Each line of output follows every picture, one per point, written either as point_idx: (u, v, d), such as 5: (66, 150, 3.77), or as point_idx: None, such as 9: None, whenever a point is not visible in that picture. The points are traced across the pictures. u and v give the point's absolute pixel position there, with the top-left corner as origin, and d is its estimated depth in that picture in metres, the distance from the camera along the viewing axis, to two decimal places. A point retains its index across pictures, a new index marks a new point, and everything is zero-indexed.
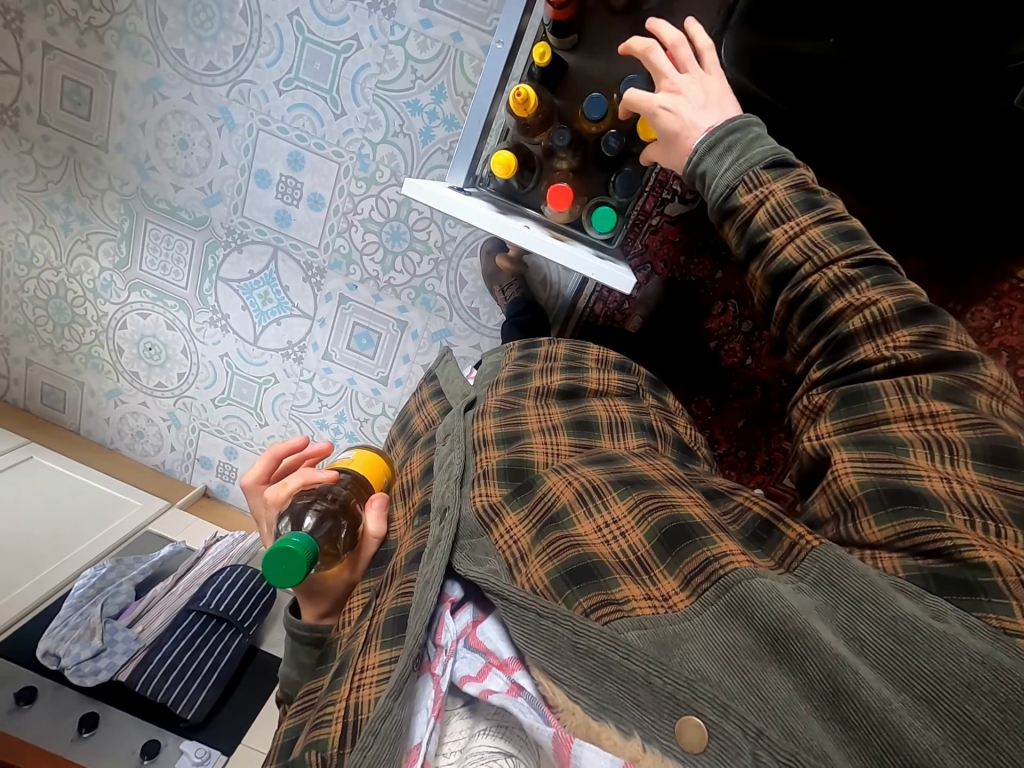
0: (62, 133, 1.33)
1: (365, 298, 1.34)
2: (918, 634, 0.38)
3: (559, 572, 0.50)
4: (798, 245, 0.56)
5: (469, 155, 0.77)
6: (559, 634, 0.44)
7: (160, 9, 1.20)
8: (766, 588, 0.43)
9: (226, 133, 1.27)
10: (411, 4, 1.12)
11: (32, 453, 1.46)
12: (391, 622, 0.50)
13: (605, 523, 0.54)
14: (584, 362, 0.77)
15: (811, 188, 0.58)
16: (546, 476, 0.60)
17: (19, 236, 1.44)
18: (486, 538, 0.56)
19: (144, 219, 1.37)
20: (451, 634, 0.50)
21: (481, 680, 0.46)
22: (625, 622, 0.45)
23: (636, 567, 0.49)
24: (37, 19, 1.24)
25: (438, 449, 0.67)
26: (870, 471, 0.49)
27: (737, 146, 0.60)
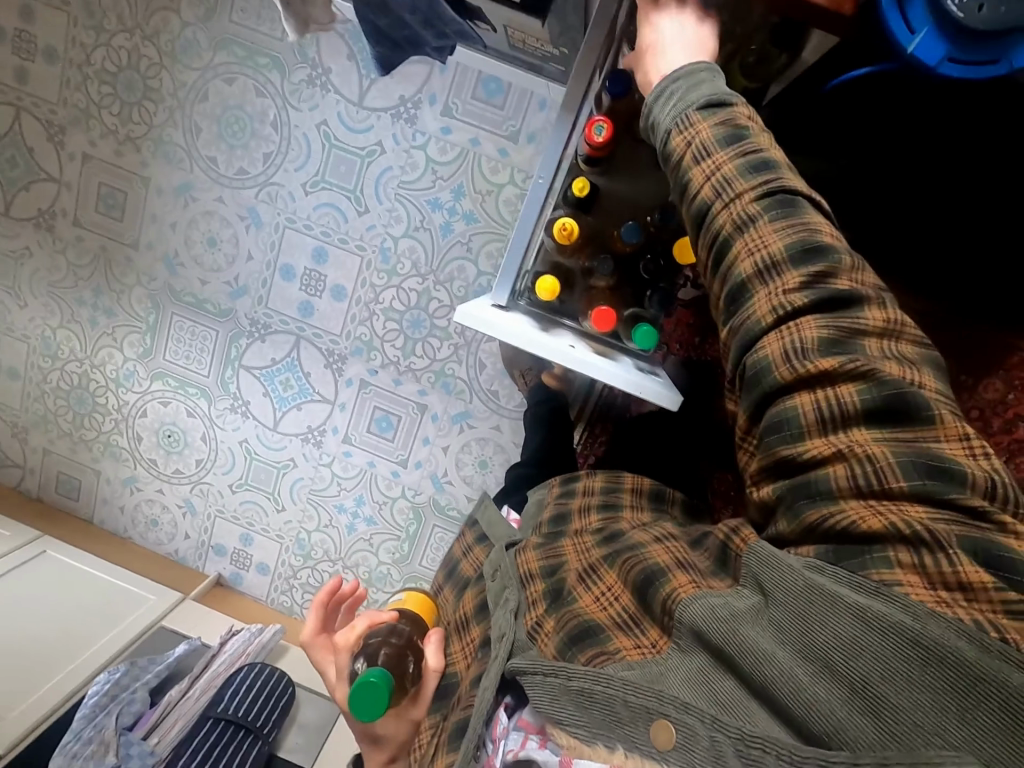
0: (95, 234, 1.39)
1: (385, 382, 1.36)
2: (813, 604, 0.40)
3: (565, 640, 0.52)
4: (714, 186, 0.49)
5: (514, 269, 0.70)
6: (556, 681, 0.47)
7: (194, 121, 1.29)
8: (706, 610, 0.45)
9: (253, 231, 1.32)
10: (432, 114, 1.20)
11: (46, 547, 1.43)
12: (454, 730, 0.55)
13: (603, 592, 0.55)
14: (619, 491, 0.75)
15: (740, 123, 0.49)
16: (566, 570, 0.60)
17: (47, 331, 1.47)
18: (534, 650, 0.53)
19: (169, 312, 1.41)
20: (504, 724, 0.51)
21: (523, 747, 0.47)
22: (617, 664, 0.47)
23: (629, 622, 0.51)
24: (79, 133, 1.33)
25: (489, 586, 0.66)
26: (782, 473, 0.46)
27: (681, 87, 0.52)
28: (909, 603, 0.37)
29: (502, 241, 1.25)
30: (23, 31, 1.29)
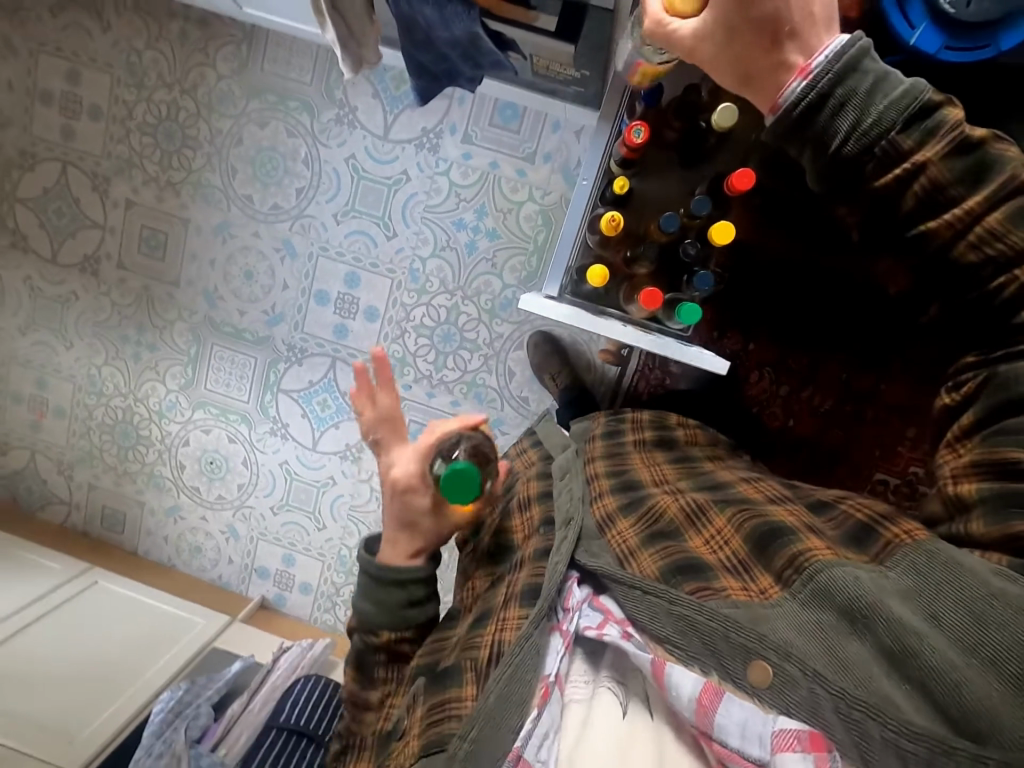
0: (138, 274, 1.47)
1: (419, 396, 1.43)
2: (989, 609, 0.44)
3: (668, 565, 0.56)
4: (971, 239, 0.50)
5: (562, 263, 0.75)
6: (658, 601, 0.53)
7: (231, 164, 1.38)
8: (850, 580, 0.48)
9: (288, 261, 1.41)
10: (453, 142, 1.30)
11: (97, 578, 1.48)
12: (526, 591, 0.59)
13: (713, 536, 0.60)
14: (669, 425, 0.84)
15: (964, 142, 0.49)
16: (656, 497, 0.67)
17: (92, 369, 1.55)
18: (601, 538, 0.63)
19: (210, 343, 1.48)
20: (578, 599, 0.57)
21: (601, 628, 0.53)
22: (720, 600, 0.51)
23: (740, 568, 0.55)
24: (122, 181, 1.42)
25: (556, 481, 0.72)
26: (998, 479, 0.50)
27: (863, 93, 0.50)
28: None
29: (524, 255, 1.33)
30: (70, 94, 1.40)
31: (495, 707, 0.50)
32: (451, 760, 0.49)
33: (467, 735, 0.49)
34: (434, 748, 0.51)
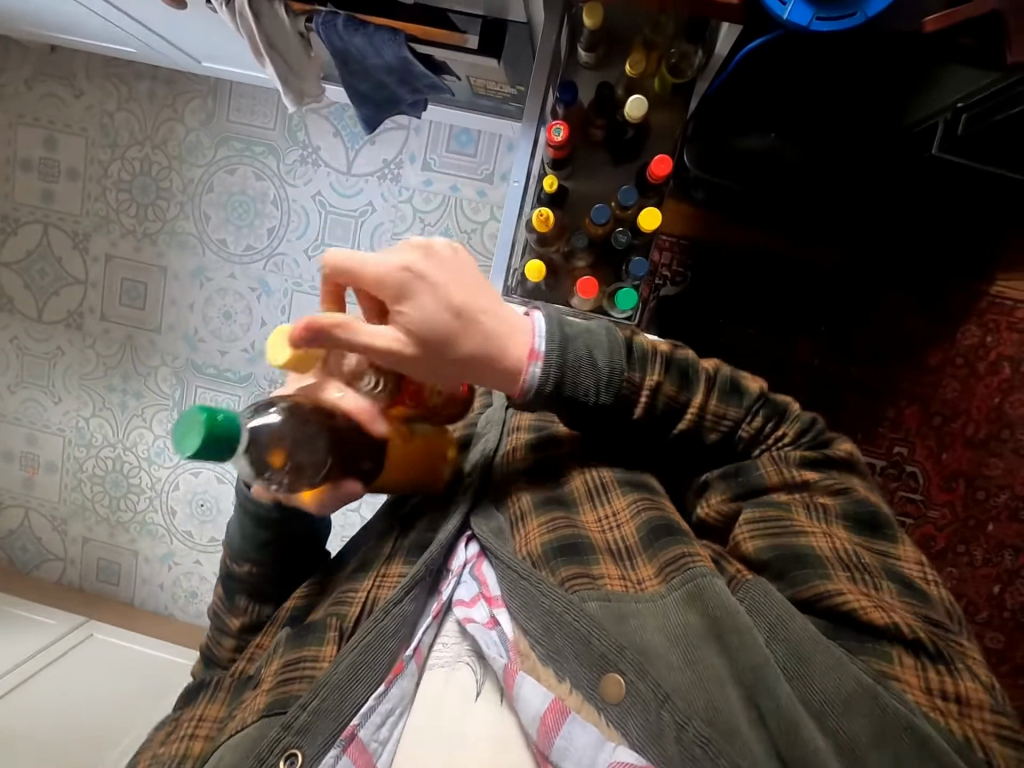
0: (121, 325, 1.51)
1: None
2: (818, 656, 0.49)
3: (551, 544, 0.58)
4: (712, 426, 0.59)
5: (503, 265, 0.78)
6: (528, 590, 0.55)
7: (204, 211, 1.43)
8: (722, 591, 0.53)
9: (264, 299, 1.45)
10: (414, 170, 1.35)
11: (92, 631, 1.47)
12: (414, 547, 0.60)
13: (607, 515, 0.61)
14: None
15: (672, 359, 0.60)
16: (567, 458, 0.66)
17: (81, 421, 1.57)
18: (499, 495, 0.65)
19: (194, 386, 1.51)
20: (461, 561, 0.62)
21: (470, 606, 0.60)
22: (591, 593, 0.55)
23: (624, 554, 0.59)
24: (102, 237, 1.48)
25: (478, 427, 0.72)
26: (776, 553, 0.54)
27: (583, 340, 0.57)
28: (905, 697, 0.47)
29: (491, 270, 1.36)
30: (48, 158, 1.46)
31: (345, 678, 0.52)
32: (287, 727, 0.51)
33: (308, 704, 0.51)
34: (277, 707, 0.52)
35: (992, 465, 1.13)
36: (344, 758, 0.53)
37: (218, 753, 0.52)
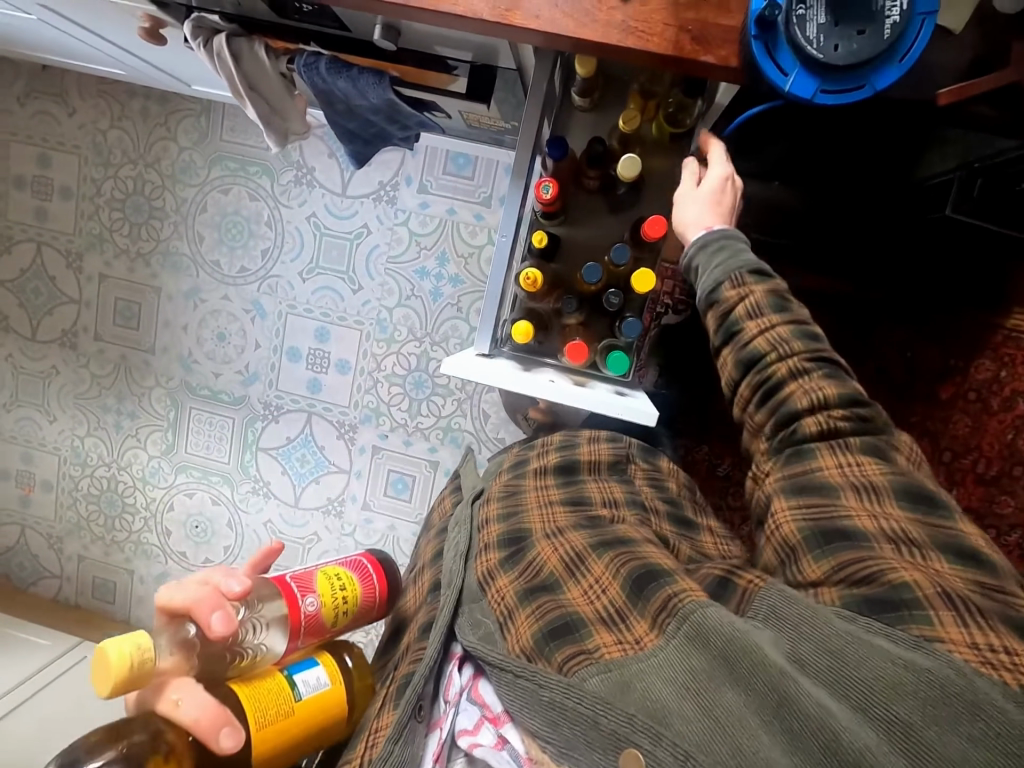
0: (115, 345, 1.49)
1: (396, 444, 1.42)
2: (848, 646, 0.44)
3: (541, 632, 0.56)
4: (766, 338, 0.58)
5: (492, 320, 0.73)
6: (526, 684, 0.52)
7: (198, 231, 1.41)
8: (719, 617, 0.48)
9: (258, 321, 1.42)
10: (410, 192, 1.32)
11: (86, 653, 1.46)
12: (398, 690, 0.58)
13: (591, 586, 0.58)
14: (575, 442, 0.79)
15: (781, 293, 0.60)
16: (537, 544, 0.65)
17: (76, 440, 1.56)
18: (483, 600, 0.63)
19: (188, 407, 1.49)
20: (456, 688, 0.59)
21: (475, 733, 0.55)
22: (592, 670, 0.51)
23: (615, 619, 0.54)
24: (95, 256, 1.46)
25: (449, 535, 0.73)
26: (807, 518, 0.53)
27: (728, 246, 0.62)
28: (955, 660, 0.41)
29: None
30: (41, 176, 1.44)
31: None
32: None
33: None
34: None
35: (1004, 504, 1.07)
36: None
37: None
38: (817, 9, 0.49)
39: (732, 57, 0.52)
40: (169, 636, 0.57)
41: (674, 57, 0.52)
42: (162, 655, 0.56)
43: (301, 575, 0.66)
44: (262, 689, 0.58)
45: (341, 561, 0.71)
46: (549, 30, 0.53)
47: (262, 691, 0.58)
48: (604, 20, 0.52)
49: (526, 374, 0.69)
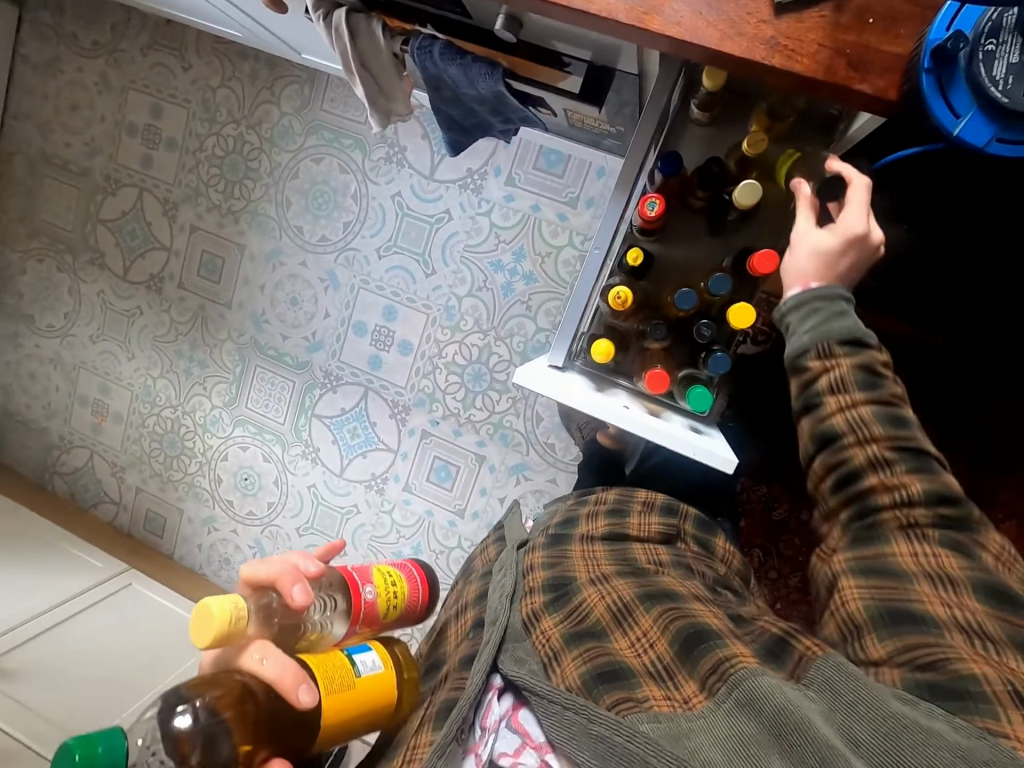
0: (196, 295, 1.56)
1: (445, 432, 1.42)
2: (904, 731, 0.40)
3: (590, 672, 0.53)
4: (844, 413, 0.55)
5: (570, 332, 0.70)
6: (575, 718, 0.49)
7: (287, 196, 1.44)
8: (774, 686, 0.44)
9: (331, 292, 1.45)
10: (497, 183, 1.30)
11: (132, 581, 1.54)
12: (441, 711, 0.56)
13: (638, 638, 0.55)
14: (628, 502, 0.72)
15: (875, 369, 0.56)
16: (584, 589, 0.61)
17: (149, 379, 1.64)
18: (527, 641, 0.59)
19: (254, 365, 1.54)
20: (496, 715, 0.55)
21: (516, 756, 0.52)
22: (641, 715, 0.48)
23: (662, 673, 0.51)
24: (189, 208, 1.52)
25: (494, 577, 0.68)
26: (874, 595, 0.49)
27: (822, 310, 0.58)
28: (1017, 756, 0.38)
29: (560, 300, 1.30)
30: (152, 125, 1.51)
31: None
32: None
33: None
34: None
35: None
36: None
37: None
38: (1011, 46, 0.45)
39: (890, 88, 0.48)
40: (253, 604, 0.62)
41: (823, 82, 0.48)
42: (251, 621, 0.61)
43: (360, 569, 0.70)
44: (329, 664, 0.60)
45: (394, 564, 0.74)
46: (687, 37, 0.49)
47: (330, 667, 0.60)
48: (751, 34, 0.49)
49: (597, 395, 0.67)
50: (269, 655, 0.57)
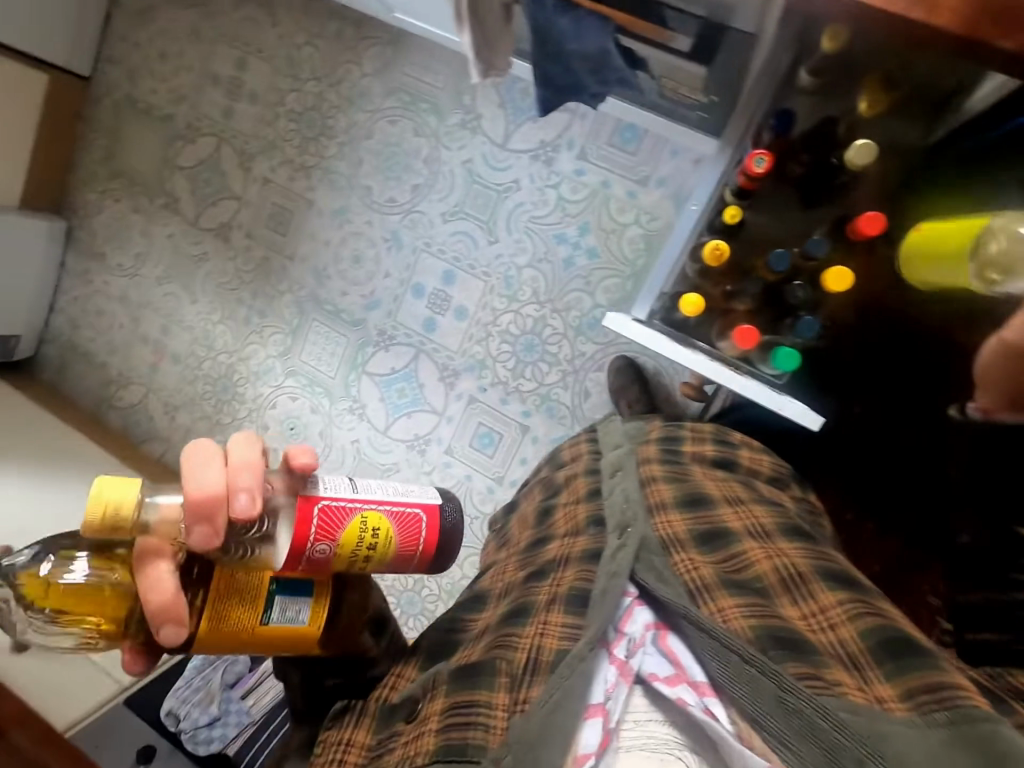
0: (261, 245, 1.60)
1: (492, 400, 1.44)
2: None
3: (765, 634, 0.55)
4: None
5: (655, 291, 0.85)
6: (750, 669, 0.52)
7: (359, 155, 1.47)
8: (1016, 741, 0.42)
9: (393, 252, 1.48)
10: (569, 156, 1.31)
11: None
12: (572, 598, 0.59)
13: (815, 614, 0.57)
14: (734, 446, 0.82)
15: None
16: (743, 542, 0.65)
17: (208, 324, 1.70)
18: (668, 560, 0.62)
19: (311, 318, 1.58)
20: (639, 628, 0.60)
21: (673, 684, 0.56)
22: (835, 699, 0.48)
23: (853, 663, 0.52)
24: (264, 160, 1.56)
25: (608, 479, 0.74)
26: None
27: None
28: None
29: (621, 278, 1.31)
30: (236, 78, 1.55)
31: (535, 733, 0.49)
32: None
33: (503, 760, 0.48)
34: (452, 755, 0.50)
35: None
36: None
37: None
38: None
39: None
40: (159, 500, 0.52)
41: None
42: (149, 512, 0.52)
43: (339, 508, 0.54)
44: (245, 588, 0.53)
45: (394, 501, 0.57)
46: None
47: (241, 582, 0.53)
48: None
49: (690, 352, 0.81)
50: (173, 570, 0.50)
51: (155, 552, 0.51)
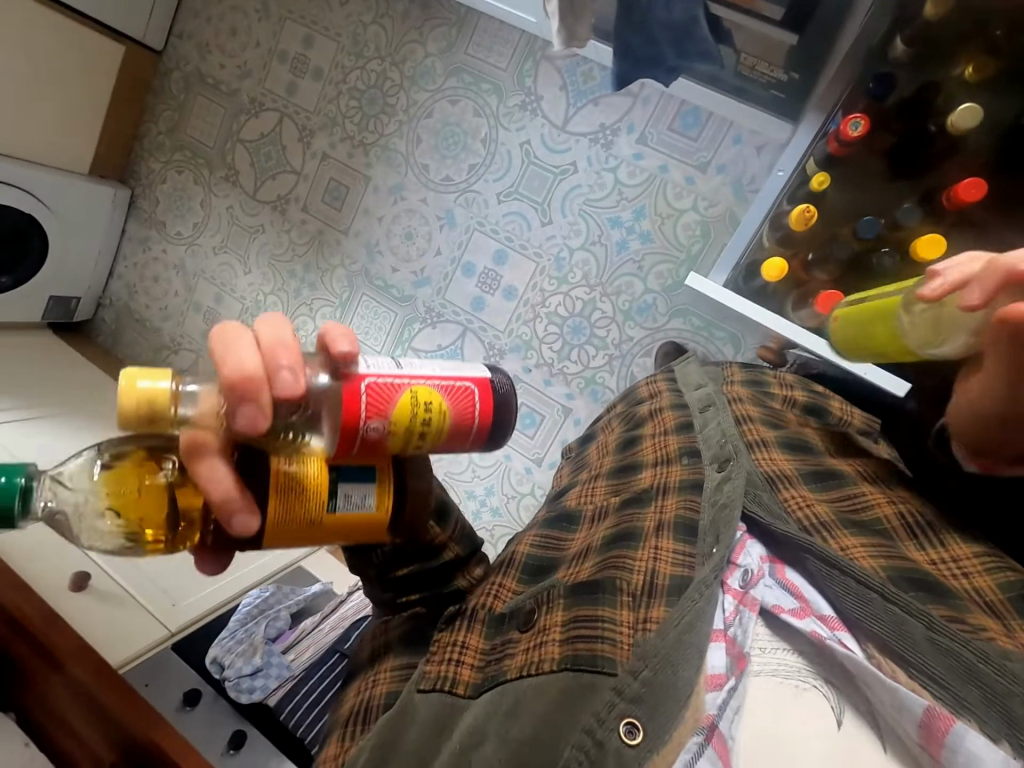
0: (317, 219, 1.64)
1: (536, 381, 1.45)
2: None
3: (897, 574, 0.53)
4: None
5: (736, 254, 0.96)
6: (895, 608, 0.49)
7: (418, 134, 1.50)
8: None
9: (446, 230, 1.50)
10: (628, 141, 1.31)
11: None
12: (680, 526, 0.58)
13: (943, 559, 0.57)
14: (824, 400, 0.82)
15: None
16: (859, 486, 0.65)
17: (260, 295, 1.74)
18: (777, 495, 0.62)
19: (361, 293, 1.61)
20: (756, 561, 0.56)
21: (799, 612, 0.51)
22: (992, 645, 0.47)
23: (992, 609, 0.52)
24: (324, 136, 1.60)
25: (698, 414, 0.73)
26: None
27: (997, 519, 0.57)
28: None
29: (675, 264, 1.31)
30: (301, 55, 1.59)
31: (672, 650, 0.47)
32: (620, 693, 0.46)
33: (640, 674, 0.46)
34: (583, 665, 0.48)
35: None
36: (708, 751, 0.44)
37: (502, 687, 0.50)
38: None
39: None
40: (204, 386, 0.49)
41: None
42: (188, 405, 0.49)
43: (386, 384, 0.50)
44: (299, 478, 0.50)
45: (445, 377, 0.52)
46: None
47: (294, 472, 0.50)
48: None
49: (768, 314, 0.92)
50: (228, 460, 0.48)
51: (204, 443, 0.48)
